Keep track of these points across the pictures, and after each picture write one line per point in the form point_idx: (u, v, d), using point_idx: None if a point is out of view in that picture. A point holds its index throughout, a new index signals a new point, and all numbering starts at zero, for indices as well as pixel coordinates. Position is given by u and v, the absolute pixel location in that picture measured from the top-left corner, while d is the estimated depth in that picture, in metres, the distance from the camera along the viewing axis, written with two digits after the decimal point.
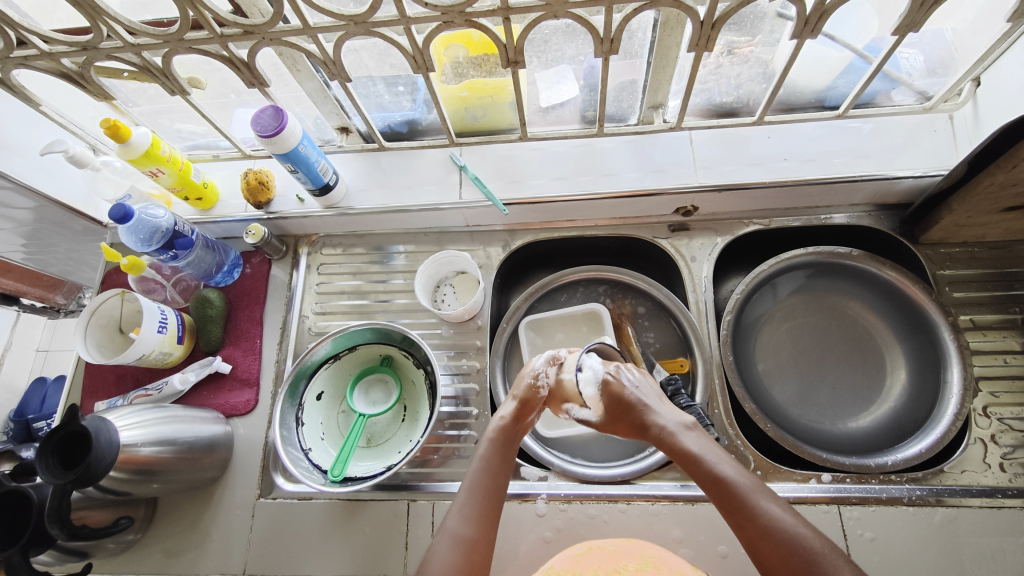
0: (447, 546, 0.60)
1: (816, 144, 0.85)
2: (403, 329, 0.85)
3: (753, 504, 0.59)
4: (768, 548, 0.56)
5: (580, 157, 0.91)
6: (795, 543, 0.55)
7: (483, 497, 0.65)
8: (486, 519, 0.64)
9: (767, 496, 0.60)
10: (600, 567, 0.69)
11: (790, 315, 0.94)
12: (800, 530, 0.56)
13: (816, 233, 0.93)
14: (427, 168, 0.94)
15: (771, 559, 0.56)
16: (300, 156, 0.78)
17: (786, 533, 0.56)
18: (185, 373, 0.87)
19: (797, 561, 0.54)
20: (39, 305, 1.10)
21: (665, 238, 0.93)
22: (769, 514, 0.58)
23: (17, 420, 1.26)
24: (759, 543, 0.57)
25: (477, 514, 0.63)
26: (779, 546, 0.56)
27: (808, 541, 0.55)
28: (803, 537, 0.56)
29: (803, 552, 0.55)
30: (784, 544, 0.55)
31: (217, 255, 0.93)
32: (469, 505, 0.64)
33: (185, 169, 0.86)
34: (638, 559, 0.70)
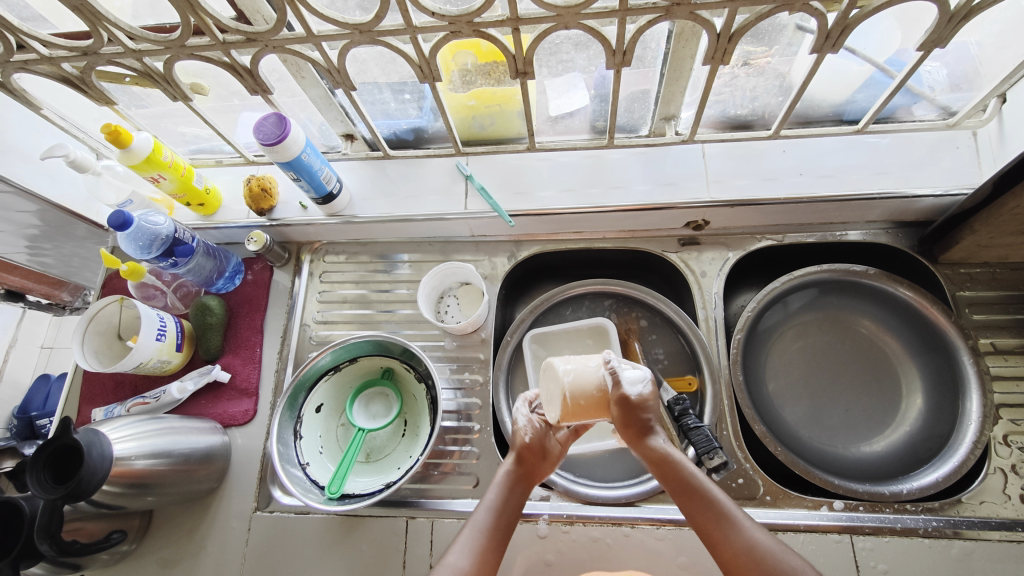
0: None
1: (832, 159, 0.83)
2: (403, 342, 0.83)
3: (731, 521, 0.60)
4: (744, 565, 0.57)
5: (590, 168, 0.89)
6: (773, 563, 0.56)
7: (487, 537, 0.63)
8: (488, 560, 0.62)
9: (746, 516, 0.61)
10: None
11: (803, 333, 0.91)
12: (775, 549, 0.57)
13: (831, 250, 0.90)
14: (433, 177, 0.92)
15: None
16: (303, 164, 0.77)
17: (761, 554, 0.57)
18: (183, 382, 0.86)
19: None
20: (45, 301, 1.13)
21: (675, 252, 0.91)
22: (748, 533, 0.59)
23: (21, 417, 1.25)
24: (733, 560, 0.58)
25: (481, 551, 0.62)
26: (754, 566, 0.56)
27: (785, 559, 0.56)
28: (781, 556, 0.56)
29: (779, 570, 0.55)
30: (761, 564, 0.56)
31: (218, 262, 0.92)
32: (473, 542, 0.62)
33: (187, 175, 0.85)
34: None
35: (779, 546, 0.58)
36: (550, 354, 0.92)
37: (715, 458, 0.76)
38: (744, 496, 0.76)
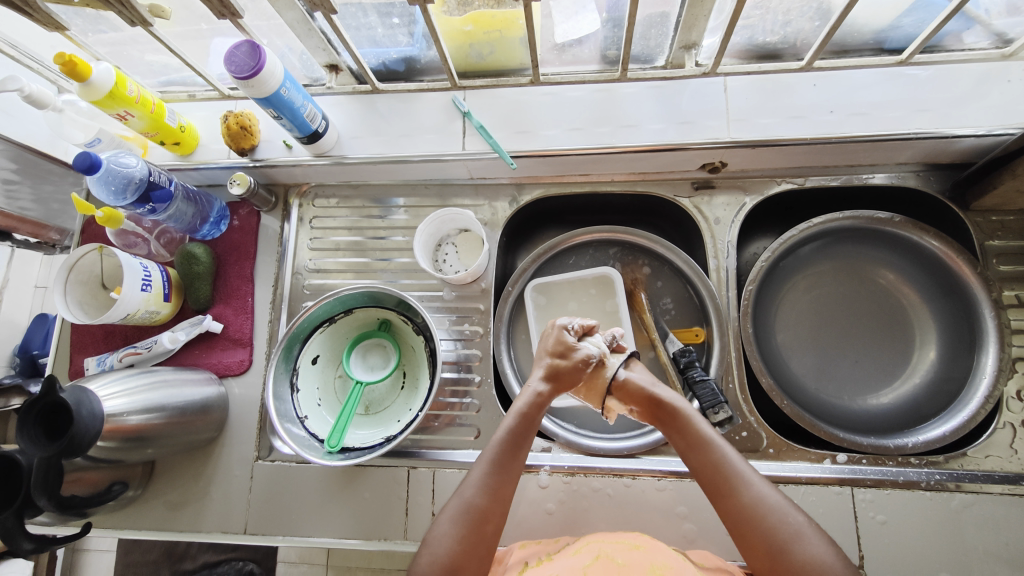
0: (458, 515, 0.61)
1: (866, 93, 0.75)
2: (397, 293, 0.79)
3: (740, 476, 0.61)
4: (750, 522, 0.58)
5: (600, 103, 0.80)
6: (778, 517, 0.58)
7: (501, 468, 0.64)
8: (504, 492, 0.63)
9: (756, 474, 0.62)
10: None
11: (819, 282, 0.87)
12: (780, 507, 0.58)
13: (855, 195, 0.84)
14: (427, 113, 0.83)
15: (750, 531, 0.58)
16: (282, 100, 0.70)
17: (767, 507, 0.58)
18: (174, 333, 0.84)
19: (777, 536, 0.57)
20: (32, 239, 0.98)
21: (687, 196, 0.85)
22: (755, 489, 0.60)
23: (23, 355, 1.26)
24: (738, 516, 0.59)
25: (494, 483, 0.63)
26: (760, 521, 0.58)
27: (789, 518, 0.58)
28: (787, 513, 0.58)
29: (786, 527, 0.57)
30: (766, 520, 0.58)
31: (201, 207, 0.86)
32: (486, 475, 0.63)
33: (158, 111, 0.78)
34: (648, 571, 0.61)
35: (788, 505, 0.59)
36: (553, 301, 0.89)
37: (720, 413, 0.75)
38: (746, 448, 0.76)
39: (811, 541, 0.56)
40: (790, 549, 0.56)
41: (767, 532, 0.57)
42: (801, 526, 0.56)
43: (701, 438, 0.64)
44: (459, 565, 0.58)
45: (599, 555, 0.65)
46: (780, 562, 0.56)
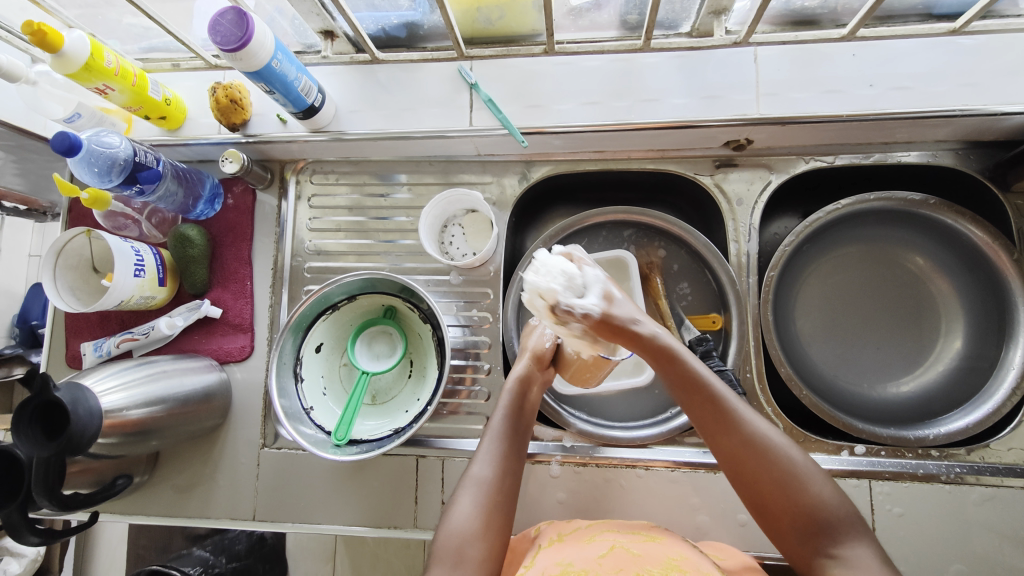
0: (475, 491, 0.62)
1: (908, 65, 0.69)
2: (400, 279, 0.75)
3: (740, 417, 0.58)
4: (748, 458, 0.57)
5: (619, 74, 0.74)
6: (778, 457, 0.57)
7: (507, 442, 0.67)
8: (511, 463, 0.66)
9: (751, 409, 0.59)
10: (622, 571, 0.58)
11: (843, 266, 0.83)
12: (778, 442, 0.58)
13: (886, 174, 0.79)
14: (431, 84, 0.77)
15: (747, 470, 0.57)
16: (274, 73, 0.64)
17: (765, 445, 0.57)
18: (172, 319, 0.81)
19: (779, 475, 0.57)
20: (22, 208, 0.95)
21: (708, 175, 0.80)
22: (754, 429, 0.58)
23: (22, 326, 1.21)
24: (736, 454, 0.58)
25: (502, 457, 0.65)
26: (760, 459, 0.57)
27: (787, 454, 0.58)
28: (784, 451, 0.57)
29: (786, 468, 0.57)
30: (767, 460, 0.57)
31: (191, 185, 0.81)
32: (495, 450, 0.65)
33: (140, 83, 0.72)
34: (663, 565, 0.59)
35: (785, 442, 0.59)
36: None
37: None
38: None
39: (811, 479, 0.57)
40: (792, 488, 0.56)
41: (767, 471, 0.57)
42: (799, 465, 0.56)
43: (694, 378, 0.59)
44: (485, 535, 0.60)
45: (614, 546, 0.64)
46: (778, 501, 0.56)
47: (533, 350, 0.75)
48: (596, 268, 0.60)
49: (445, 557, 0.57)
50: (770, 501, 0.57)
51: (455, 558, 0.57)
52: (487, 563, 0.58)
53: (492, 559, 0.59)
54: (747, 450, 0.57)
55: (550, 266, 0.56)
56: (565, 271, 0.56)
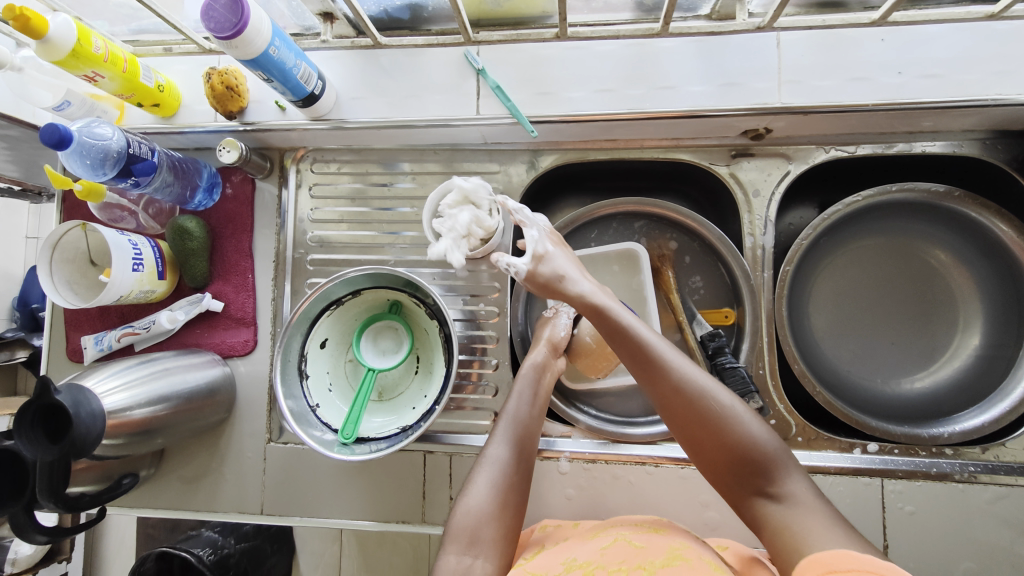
0: (491, 473, 0.63)
1: (937, 52, 0.66)
2: (403, 273, 0.72)
3: (666, 363, 0.59)
4: (678, 403, 0.58)
5: (634, 60, 0.70)
6: (705, 401, 0.57)
7: (523, 425, 0.67)
8: (526, 446, 0.66)
9: (680, 356, 0.60)
10: (623, 562, 0.58)
11: (861, 259, 0.81)
12: (707, 386, 0.58)
13: (908, 164, 0.76)
14: (436, 70, 0.74)
15: (677, 414, 0.58)
16: (272, 61, 0.61)
17: (694, 391, 0.58)
18: (172, 313, 0.79)
19: (707, 418, 0.57)
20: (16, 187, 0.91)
21: (724, 165, 0.77)
22: (681, 374, 0.59)
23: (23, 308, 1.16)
24: (666, 400, 0.59)
25: (517, 439, 0.66)
26: (687, 402, 0.58)
27: (715, 397, 0.58)
28: (711, 394, 0.58)
29: (712, 409, 0.57)
30: (693, 403, 0.58)
31: (189, 175, 0.78)
32: (511, 433, 0.66)
33: (131, 69, 0.69)
34: (667, 554, 0.58)
35: (713, 384, 0.59)
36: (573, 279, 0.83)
37: (751, 402, 0.71)
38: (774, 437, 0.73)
39: (741, 419, 0.57)
40: (720, 428, 0.57)
41: (696, 416, 0.58)
42: (727, 407, 0.57)
43: (621, 331, 0.62)
44: (501, 515, 0.61)
45: (617, 538, 0.63)
46: (710, 443, 0.57)
47: (548, 339, 0.76)
48: (536, 228, 0.70)
49: (460, 536, 0.59)
50: (704, 447, 0.58)
51: (471, 537, 0.59)
52: (502, 543, 0.60)
53: (507, 539, 0.60)
54: (674, 394, 0.58)
55: (454, 214, 0.72)
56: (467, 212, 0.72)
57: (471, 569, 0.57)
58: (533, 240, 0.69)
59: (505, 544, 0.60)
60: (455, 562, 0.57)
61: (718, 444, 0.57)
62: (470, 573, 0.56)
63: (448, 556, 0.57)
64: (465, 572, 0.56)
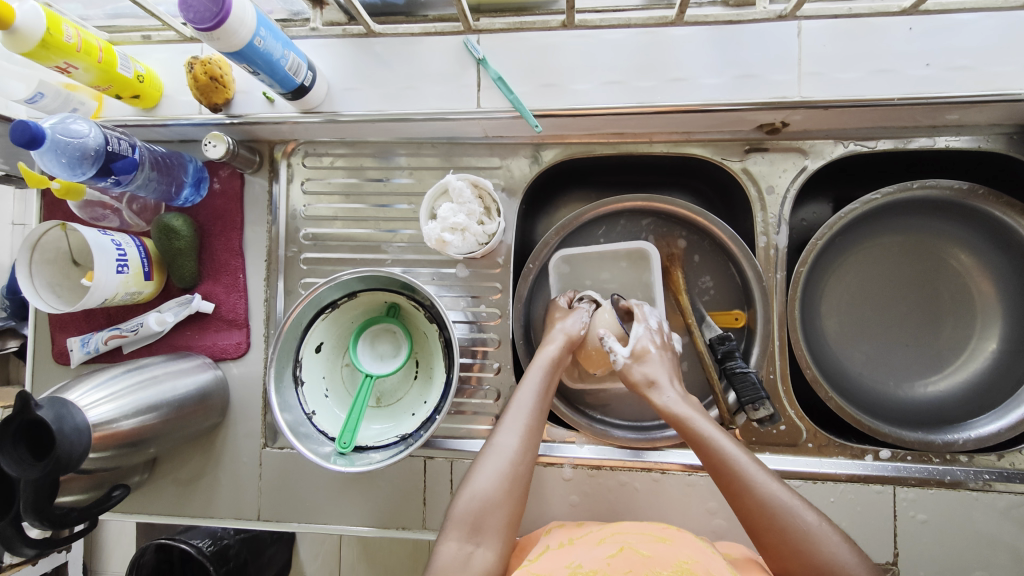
0: (498, 464, 0.59)
1: (967, 43, 0.62)
2: (396, 274, 0.68)
3: (748, 477, 0.56)
4: (760, 520, 0.55)
5: (644, 49, 0.66)
6: (787, 521, 0.54)
7: (533, 415, 0.63)
8: (534, 437, 0.63)
9: (765, 471, 0.57)
10: (631, 570, 0.53)
11: (877, 258, 0.78)
12: (792, 505, 0.54)
13: (930, 159, 0.72)
14: (433, 59, 0.69)
15: (760, 530, 0.55)
16: (258, 52, 0.56)
17: (776, 508, 0.54)
18: (162, 314, 0.76)
19: (790, 537, 0.53)
20: None
21: (737, 160, 0.73)
22: (764, 488, 0.55)
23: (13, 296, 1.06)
24: (748, 518, 0.55)
25: (527, 431, 0.62)
26: (768, 520, 0.54)
27: (800, 516, 0.54)
28: (795, 512, 0.54)
29: (793, 527, 0.53)
30: (776, 519, 0.54)
31: (173, 171, 0.74)
32: (521, 423, 0.62)
33: (108, 59, 0.64)
34: (674, 567, 0.53)
35: (797, 501, 0.55)
36: (580, 276, 0.80)
37: (761, 410, 0.67)
38: (784, 443, 0.71)
39: (828, 542, 0.52)
40: (803, 547, 0.52)
41: (780, 539, 0.54)
42: (810, 525, 0.53)
43: (701, 441, 0.59)
44: (504, 505, 0.58)
45: (624, 546, 0.58)
46: (794, 562, 0.53)
47: (568, 334, 0.71)
48: (644, 323, 0.70)
49: (462, 523, 0.56)
50: (785, 568, 0.53)
51: (473, 524, 0.56)
52: (506, 531, 0.57)
53: (509, 529, 0.58)
54: (757, 510, 0.55)
55: (451, 207, 0.69)
56: (466, 208, 0.69)
57: (471, 558, 0.55)
58: (637, 336, 0.68)
59: (508, 531, 0.58)
60: (456, 549, 0.55)
61: (802, 570, 0.52)
62: (470, 562, 0.55)
63: (449, 543, 0.55)
64: (465, 562, 0.54)
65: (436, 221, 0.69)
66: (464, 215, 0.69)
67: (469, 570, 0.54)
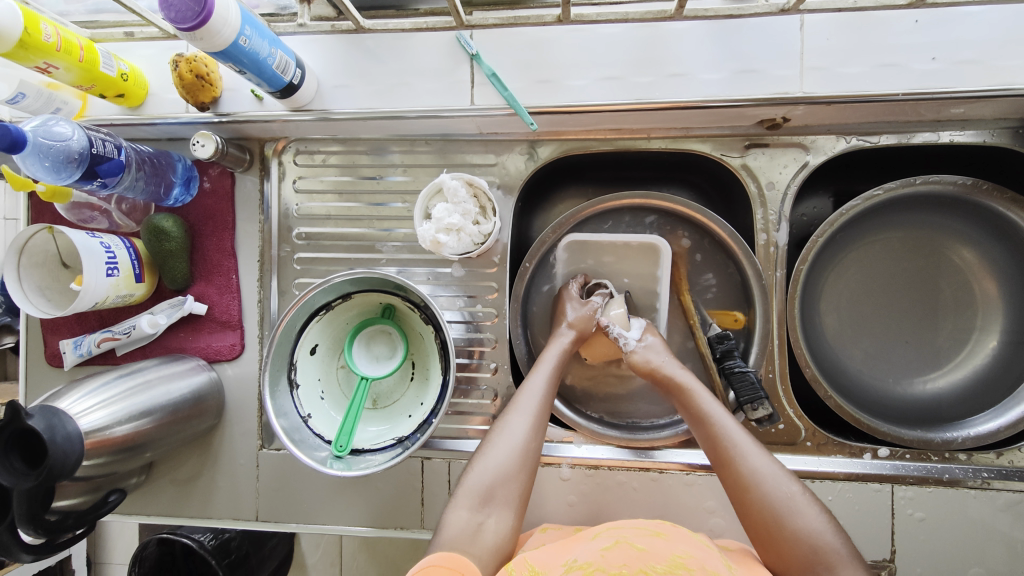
0: (509, 442, 0.60)
1: (973, 36, 0.60)
2: (387, 274, 0.67)
3: (740, 446, 0.58)
4: (744, 486, 0.57)
5: (641, 44, 0.64)
6: (771, 489, 0.56)
7: (544, 398, 0.64)
8: (544, 419, 0.63)
9: (755, 443, 0.59)
10: (625, 566, 0.52)
11: (880, 254, 0.77)
12: (778, 475, 0.57)
13: (934, 154, 0.71)
14: (425, 55, 0.68)
15: (744, 496, 0.56)
16: (243, 52, 0.55)
17: (762, 476, 0.56)
18: (154, 317, 0.75)
19: (771, 503, 0.55)
20: None
21: (737, 156, 0.71)
22: (754, 459, 0.57)
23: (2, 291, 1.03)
24: (734, 485, 0.57)
25: (538, 412, 0.63)
26: (754, 488, 0.56)
27: (784, 486, 0.56)
28: (780, 483, 0.56)
29: (777, 495, 0.55)
30: (760, 486, 0.56)
31: (162, 171, 0.73)
32: (532, 403, 0.63)
33: (90, 57, 0.62)
34: (668, 561, 0.53)
35: (782, 474, 0.57)
36: (581, 264, 0.79)
37: (760, 410, 0.66)
38: (782, 442, 0.71)
39: (807, 513, 0.54)
40: (783, 514, 0.54)
41: (760, 505, 0.55)
42: (793, 496, 0.55)
43: (701, 414, 0.62)
44: (513, 481, 0.59)
45: (619, 539, 0.57)
46: (772, 526, 0.54)
47: (579, 328, 0.71)
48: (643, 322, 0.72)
49: (473, 494, 0.57)
50: (762, 534, 0.55)
51: (484, 495, 0.57)
52: (518, 504, 0.58)
53: (520, 503, 0.58)
54: (743, 477, 0.57)
55: (446, 208, 0.68)
56: (461, 209, 0.68)
57: (481, 529, 0.56)
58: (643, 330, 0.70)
59: (520, 504, 0.59)
60: (467, 518, 0.56)
61: (779, 534, 0.54)
62: (479, 533, 0.56)
63: (461, 513, 0.56)
64: (475, 533, 0.56)
65: (431, 221, 0.67)
66: (459, 215, 0.68)
67: (479, 541, 0.55)
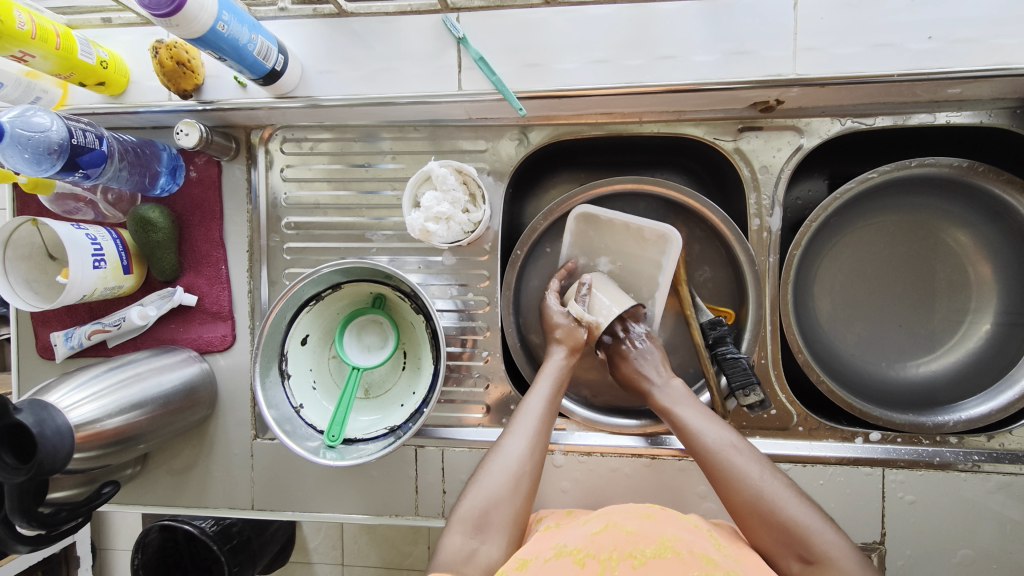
0: (505, 469, 0.59)
1: (969, 15, 0.59)
2: (378, 263, 0.67)
3: (713, 445, 0.58)
4: (720, 481, 0.57)
5: (630, 26, 0.63)
6: (745, 482, 0.55)
7: (541, 421, 0.62)
8: (541, 444, 0.61)
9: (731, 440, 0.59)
10: (614, 550, 0.52)
11: (875, 238, 0.76)
12: (754, 468, 0.56)
13: (930, 135, 0.70)
14: (412, 39, 0.66)
15: (723, 492, 0.56)
16: (222, 38, 0.53)
17: (738, 471, 0.56)
18: (143, 308, 0.74)
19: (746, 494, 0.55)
20: None
21: (731, 140, 0.70)
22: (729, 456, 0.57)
23: None
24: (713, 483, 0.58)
25: (535, 435, 0.61)
26: (729, 483, 0.56)
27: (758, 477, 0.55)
28: (755, 476, 0.55)
29: (752, 488, 0.55)
30: (733, 480, 0.56)
31: (146, 161, 0.72)
32: (529, 427, 0.61)
33: (68, 44, 0.61)
34: (657, 543, 0.52)
35: (759, 467, 0.56)
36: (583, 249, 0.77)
37: (751, 395, 0.66)
38: (774, 427, 0.71)
39: (784, 501, 0.53)
40: (758, 505, 0.54)
41: (735, 498, 0.55)
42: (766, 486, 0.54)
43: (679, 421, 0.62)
44: (509, 508, 0.57)
45: (608, 522, 0.57)
46: (749, 518, 0.54)
47: (568, 343, 0.69)
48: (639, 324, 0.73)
49: (468, 519, 0.56)
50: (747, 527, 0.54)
51: (477, 521, 0.56)
52: (513, 528, 0.56)
53: (516, 526, 0.57)
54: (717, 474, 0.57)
55: (435, 197, 0.67)
56: (449, 198, 0.67)
57: (476, 554, 0.54)
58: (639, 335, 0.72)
59: (514, 528, 0.57)
60: (460, 544, 0.54)
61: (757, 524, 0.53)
62: (474, 558, 0.54)
63: (455, 537, 0.54)
64: (469, 556, 0.53)
65: (420, 210, 0.66)
66: (449, 204, 0.67)
67: (475, 564, 0.53)
